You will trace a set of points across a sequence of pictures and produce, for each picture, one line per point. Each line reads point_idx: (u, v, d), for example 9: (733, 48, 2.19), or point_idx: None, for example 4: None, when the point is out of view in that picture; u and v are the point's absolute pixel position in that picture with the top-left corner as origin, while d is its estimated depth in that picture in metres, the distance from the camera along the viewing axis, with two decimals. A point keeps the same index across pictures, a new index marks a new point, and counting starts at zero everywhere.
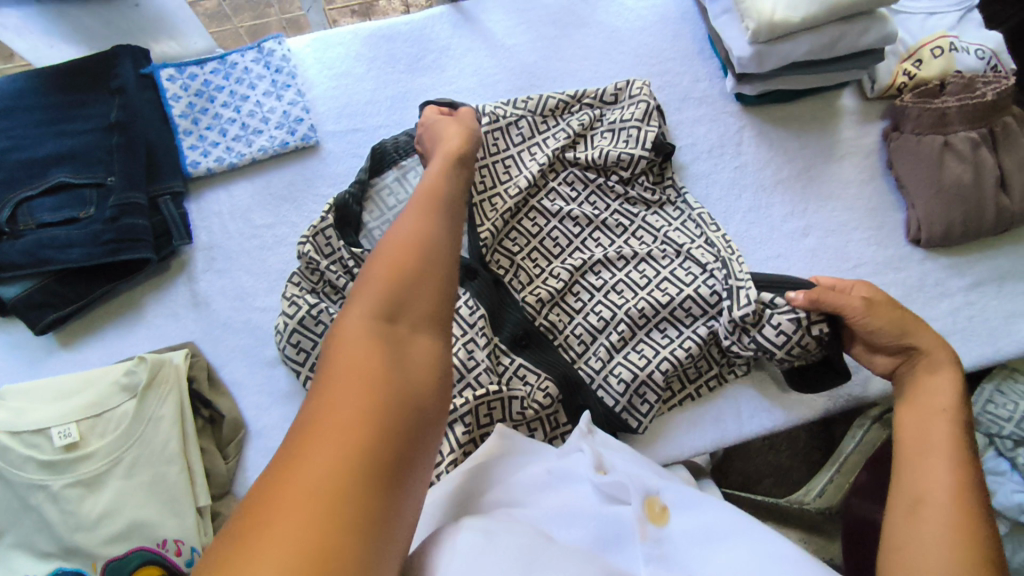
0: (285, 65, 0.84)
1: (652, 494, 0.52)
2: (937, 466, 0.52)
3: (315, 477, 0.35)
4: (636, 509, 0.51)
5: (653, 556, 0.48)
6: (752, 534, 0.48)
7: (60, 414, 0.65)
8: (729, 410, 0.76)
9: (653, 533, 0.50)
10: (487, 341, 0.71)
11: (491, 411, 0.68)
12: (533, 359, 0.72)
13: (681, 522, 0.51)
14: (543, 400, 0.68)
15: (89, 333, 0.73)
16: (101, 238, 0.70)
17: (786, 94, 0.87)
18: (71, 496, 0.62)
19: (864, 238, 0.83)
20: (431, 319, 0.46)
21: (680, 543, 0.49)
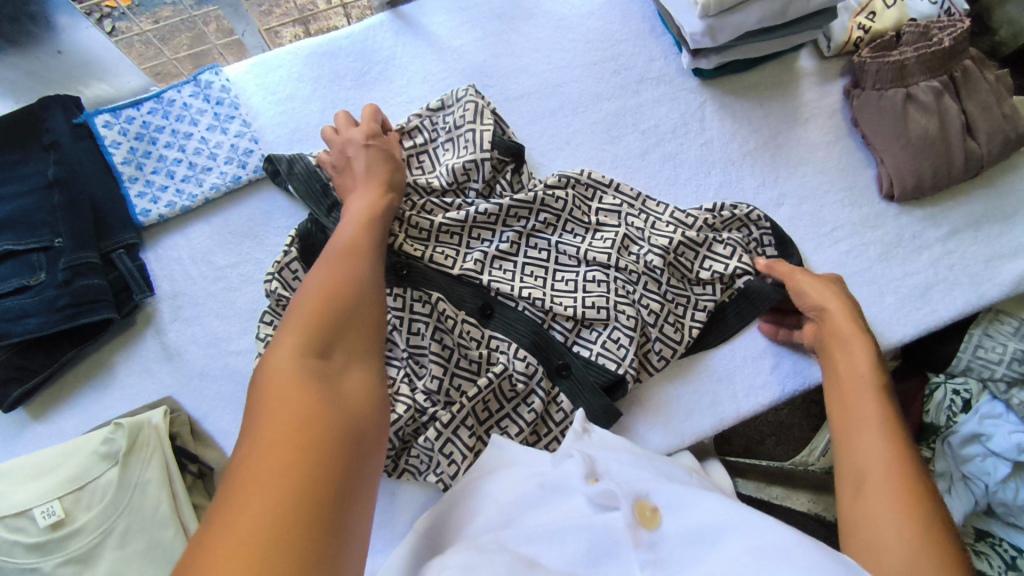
0: (226, 97, 0.80)
1: (640, 498, 0.49)
2: (872, 435, 0.53)
3: (257, 507, 0.35)
4: (625, 515, 0.48)
5: (650, 563, 0.45)
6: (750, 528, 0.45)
7: (40, 493, 0.62)
8: (724, 389, 0.76)
9: (646, 537, 0.47)
10: (452, 321, 0.72)
11: (487, 404, 0.70)
12: (501, 327, 0.73)
13: (674, 522, 0.48)
14: (524, 368, 0.70)
15: (62, 402, 0.71)
16: (56, 304, 0.67)
17: (744, 64, 0.85)
18: (65, 574, 0.61)
19: (838, 200, 0.82)
20: (363, 351, 0.49)
21: (674, 545, 0.46)
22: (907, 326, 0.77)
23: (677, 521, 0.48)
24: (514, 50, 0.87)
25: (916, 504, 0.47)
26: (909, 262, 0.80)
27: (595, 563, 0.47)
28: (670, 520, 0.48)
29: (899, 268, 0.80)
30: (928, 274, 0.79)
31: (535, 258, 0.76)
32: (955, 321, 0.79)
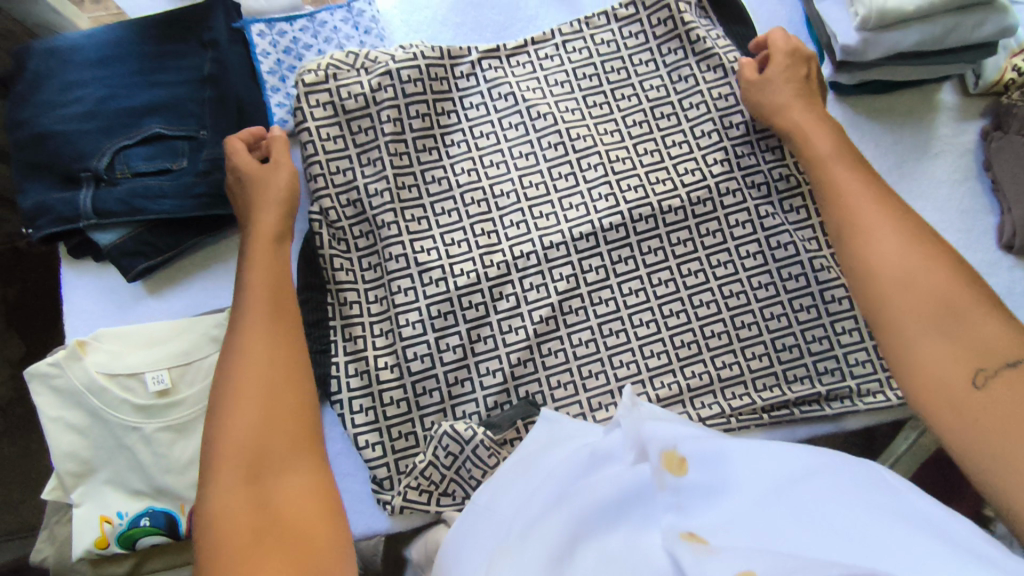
0: (374, 27, 0.83)
1: (668, 449, 0.51)
2: (884, 227, 0.61)
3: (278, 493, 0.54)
4: (652, 464, 0.51)
5: (676, 505, 0.49)
6: (779, 474, 0.51)
7: (153, 360, 0.67)
8: (788, 411, 0.76)
9: (671, 482, 0.50)
10: (522, 338, 0.76)
11: (591, 372, 0.76)
12: (568, 329, 0.77)
13: (699, 475, 0.50)
14: (628, 301, 0.78)
15: (177, 282, 0.75)
16: (193, 191, 0.71)
17: (883, 85, 0.83)
18: (163, 439, 0.65)
19: (953, 241, 0.80)
20: (295, 449, 0.57)
21: (695, 495, 0.50)
22: None
23: (708, 473, 0.51)
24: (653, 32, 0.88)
25: (932, 252, 0.58)
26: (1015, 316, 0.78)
27: (622, 511, 0.50)
28: (698, 470, 0.51)
29: None
30: None
31: (487, 246, 0.78)
32: None
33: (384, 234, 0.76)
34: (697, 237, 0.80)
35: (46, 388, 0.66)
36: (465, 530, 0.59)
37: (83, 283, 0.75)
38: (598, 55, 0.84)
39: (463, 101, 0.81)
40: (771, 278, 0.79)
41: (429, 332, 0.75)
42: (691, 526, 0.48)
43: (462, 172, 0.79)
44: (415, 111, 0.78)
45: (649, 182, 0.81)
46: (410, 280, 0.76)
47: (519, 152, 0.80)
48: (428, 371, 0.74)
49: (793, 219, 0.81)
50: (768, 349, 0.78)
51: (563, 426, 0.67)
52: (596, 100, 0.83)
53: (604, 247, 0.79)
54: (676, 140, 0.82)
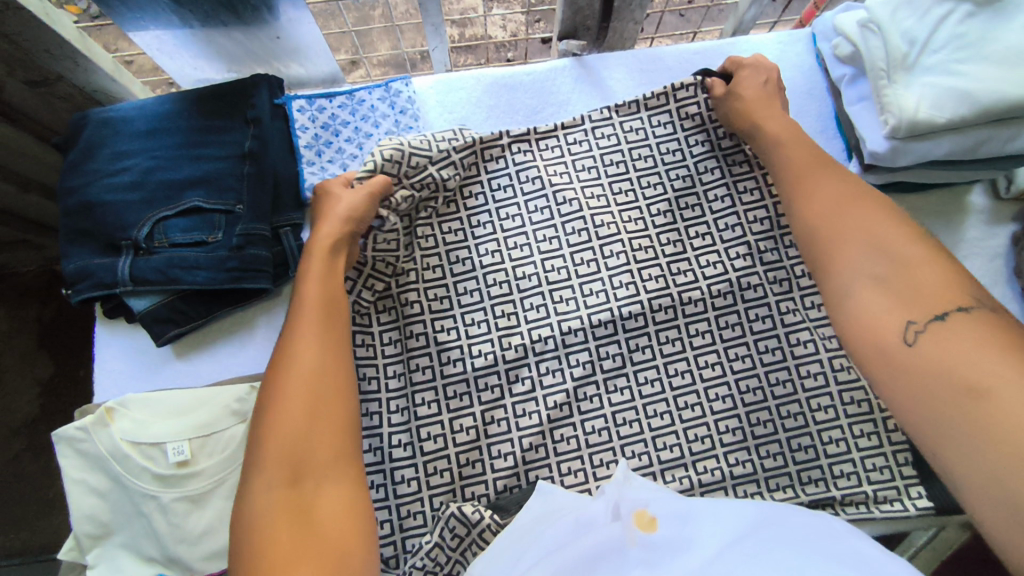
0: (409, 107, 0.87)
1: (640, 509, 0.59)
2: (859, 210, 0.65)
3: (329, 504, 0.55)
4: (625, 522, 0.58)
5: (645, 559, 0.55)
6: (732, 524, 0.57)
7: (177, 430, 0.69)
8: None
9: (641, 539, 0.57)
10: (535, 422, 0.77)
11: (603, 462, 0.76)
12: (582, 416, 0.77)
13: (667, 530, 0.57)
14: (644, 390, 0.78)
15: (204, 348, 0.78)
16: (226, 264, 0.74)
17: (911, 185, 0.83)
18: (179, 510, 0.67)
19: None
20: (337, 461, 0.58)
21: (662, 548, 0.55)
22: None
23: (674, 530, 0.57)
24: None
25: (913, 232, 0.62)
26: None
27: (596, 562, 0.55)
28: (666, 526, 0.58)
29: None
30: None
31: (506, 327, 0.79)
32: None
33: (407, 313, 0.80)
34: (715, 329, 0.80)
35: (73, 450, 0.69)
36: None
37: (115, 342, 0.78)
38: (627, 141, 0.85)
39: (490, 182, 0.85)
40: (789, 375, 0.78)
41: (443, 411, 0.76)
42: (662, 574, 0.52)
43: (487, 254, 0.82)
44: (442, 198, 0.83)
45: (667, 273, 0.81)
46: (428, 358, 0.78)
47: (543, 236, 0.83)
48: (440, 452, 0.75)
49: (814, 317, 0.80)
50: (783, 449, 0.77)
51: (559, 498, 0.67)
52: (622, 186, 0.85)
53: (622, 335, 0.80)
54: (699, 232, 0.83)
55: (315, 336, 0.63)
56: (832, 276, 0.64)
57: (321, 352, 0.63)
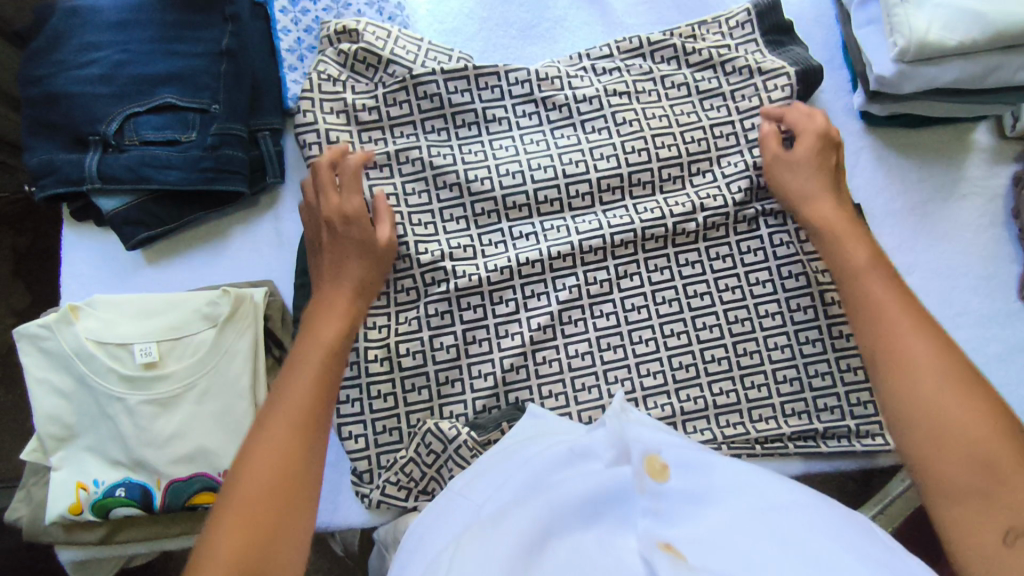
0: (398, 14, 0.83)
1: (651, 453, 0.50)
2: (861, 243, 0.63)
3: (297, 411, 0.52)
4: (633, 466, 0.48)
5: (654, 510, 0.47)
6: (773, 492, 0.48)
7: (144, 331, 0.66)
8: (781, 445, 0.75)
9: (651, 488, 0.47)
10: (518, 343, 0.75)
11: (586, 385, 0.75)
12: (567, 341, 0.76)
13: (681, 481, 0.48)
14: (631, 315, 0.76)
15: (175, 254, 0.75)
16: (199, 164, 0.70)
17: (917, 119, 0.80)
18: (145, 413, 0.65)
19: (972, 286, 0.78)
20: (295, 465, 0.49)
21: (674, 501, 0.47)
22: None
23: (688, 480, 0.48)
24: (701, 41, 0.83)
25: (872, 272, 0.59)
26: None
27: (596, 515, 0.47)
28: (679, 477, 0.48)
29: (1016, 372, 0.76)
30: None
31: (493, 254, 0.78)
32: None
33: (389, 234, 0.76)
34: (706, 260, 0.78)
35: (35, 349, 0.66)
36: (433, 518, 0.56)
37: (83, 246, 0.75)
38: (630, 75, 0.83)
39: (478, 80, 0.81)
40: (779, 307, 0.77)
41: (424, 329, 0.74)
42: (668, 537, 0.45)
43: (475, 179, 0.79)
44: (430, 126, 0.80)
45: (660, 207, 0.79)
46: (411, 280, 0.75)
47: (537, 163, 0.80)
48: (418, 368, 0.73)
49: (810, 250, 0.78)
50: (768, 380, 0.76)
51: (549, 421, 0.66)
52: (625, 117, 0.81)
53: (611, 265, 0.78)
54: (701, 168, 0.81)
55: (336, 324, 0.61)
56: (857, 281, 0.59)
57: (345, 334, 0.61)
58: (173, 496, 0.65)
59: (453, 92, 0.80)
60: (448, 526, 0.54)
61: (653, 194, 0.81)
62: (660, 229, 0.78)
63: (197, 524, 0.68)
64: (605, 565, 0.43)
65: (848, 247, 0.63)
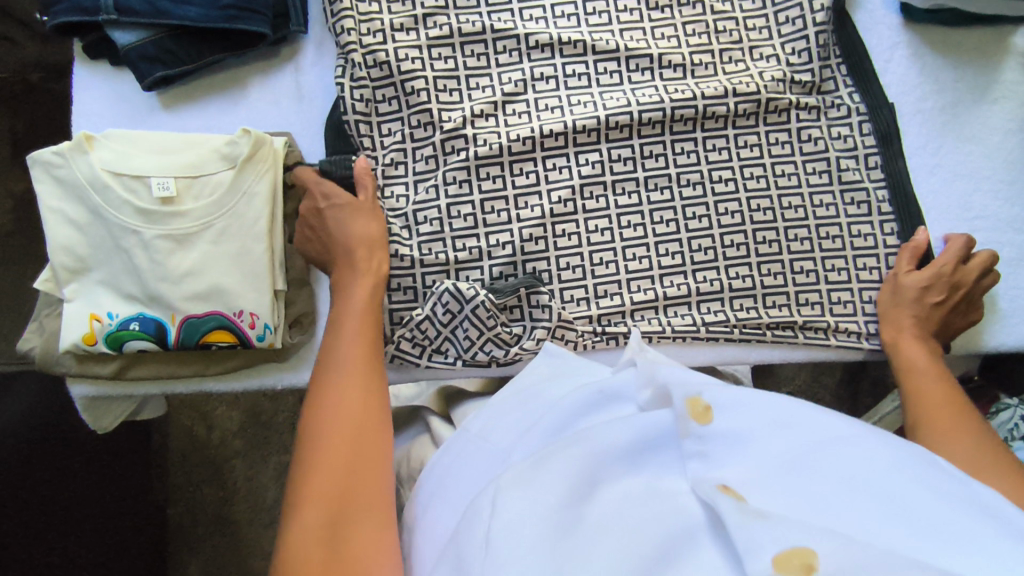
0: None
1: (692, 395, 0.45)
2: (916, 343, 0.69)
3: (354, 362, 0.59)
4: (674, 409, 0.45)
5: (700, 453, 0.43)
6: (823, 428, 0.42)
7: (160, 167, 0.65)
8: (792, 333, 0.75)
9: (694, 431, 0.43)
10: (536, 215, 0.73)
11: (603, 261, 0.74)
12: (588, 221, 0.74)
13: (728, 422, 0.43)
14: (654, 197, 0.75)
15: (193, 100, 0.73)
16: (221, 1, 0.68)
17: (959, 15, 0.78)
18: (161, 247, 0.64)
19: (996, 190, 0.78)
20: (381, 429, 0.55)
21: (721, 445, 0.43)
22: (1008, 335, 0.76)
23: (733, 420, 0.43)
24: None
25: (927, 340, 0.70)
26: None
27: (642, 456, 0.44)
28: (724, 418, 0.43)
29: None
30: None
31: (516, 123, 0.73)
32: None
33: (409, 101, 0.73)
34: (733, 147, 0.76)
35: (48, 177, 0.65)
36: (454, 456, 0.57)
37: (96, 84, 0.72)
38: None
39: None
40: (802, 201, 0.76)
41: (440, 198, 0.72)
42: (721, 478, 0.41)
43: (504, 51, 0.75)
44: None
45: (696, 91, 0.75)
46: (431, 148, 0.73)
47: (567, 37, 0.75)
48: (432, 233, 0.72)
49: (838, 147, 0.77)
50: (784, 269, 0.76)
51: (565, 360, 0.65)
52: (659, 1, 0.78)
53: (637, 147, 0.75)
54: (732, 57, 0.78)
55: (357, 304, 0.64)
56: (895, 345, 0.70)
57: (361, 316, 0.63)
58: (189, 333, 0.66)
59: None
60: (478, 471, 0.55)
61: (687, 75, 0.77)
62: (690, 114, 0.75)
63: (210, 366, 0.68)
64: (655, 508, 0.41)
65: (907, 354, 0.69)
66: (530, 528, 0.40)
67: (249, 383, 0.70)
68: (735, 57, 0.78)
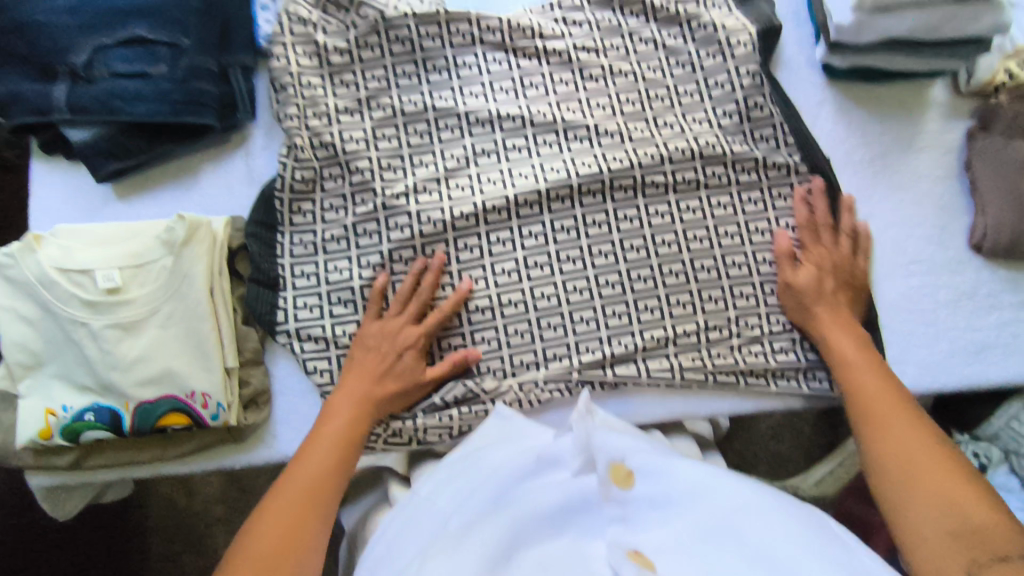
0: None
1: (615, 462, 0.55)
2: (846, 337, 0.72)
3: (313, 469, 0.63)
4: (599, 477, 0.54)
5: (619, 516, 0.53)
6: (722, 499, 0.51)
7: (105, 259, 0.67)
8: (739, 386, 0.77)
9: (614, 495, 0.54)
10: (484, 285, 0.76)
11: (552, 325, 0.76)
12: (535, 288, 0.77)
13: (644, 489, 0.53)
14: (598, 260, 0.78)
15: (147, 189, 0.76)
16: (170, 97, 0.71)
17: (877, 72, 0.83)
18: (110, 337, 0.66)
19: (925, 236, 0.81)
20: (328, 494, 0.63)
21: (638, 507, 0.53)
22: (949, 376, 0.78)
23: (649, 487, 0.53)
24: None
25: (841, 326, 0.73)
26: (976, 315, 0.80)
27: (565, 519, 0.53)
28: (642, 483, 0.54)
29: (965, 317, 0.80)
30: (991, 334, 0.79)
31: (459, 198, 0.76)
32: (998, 386, 0.80)
33: (353, 180, 0.76)
34: (673, 211, 0.79)
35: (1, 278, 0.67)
36: (399, 527, 0.58)
37: (52, 179, 0.75)
38: (600, 30, 0.83)
39: (450, 25, 0.80)
40: (743, 258, 0.79)
41: (389, 274, 0.74)
42: (635, 543, 0.50)
43: (446, 128, 0.78)
44: (402, 71, 0.79)
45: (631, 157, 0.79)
46: (376, 224, 0.75)
47: (507, 113, 0.79)
48: (381, 311, 0.74)
49: (776, 205, 0.80)
50: (728, 323, 0.78)
51: (515, 421, 0.65)
52: (593, 73, 0.82)
53: (578, 211, 0.78)
54: (666, 122, 0.82)
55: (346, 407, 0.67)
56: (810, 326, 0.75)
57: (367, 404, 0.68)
58: (143, 419, 0.67)
59: (424, 37, 0.79)
60: (417, 539, 0.56)
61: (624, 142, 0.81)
62: (627, 182, 0.79)
63: (168, 449, 0.70)
64: (571, 565, 0.50)
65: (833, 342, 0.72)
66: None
67: (208, 464, 0.71)
68: (669, 122, 0.82)
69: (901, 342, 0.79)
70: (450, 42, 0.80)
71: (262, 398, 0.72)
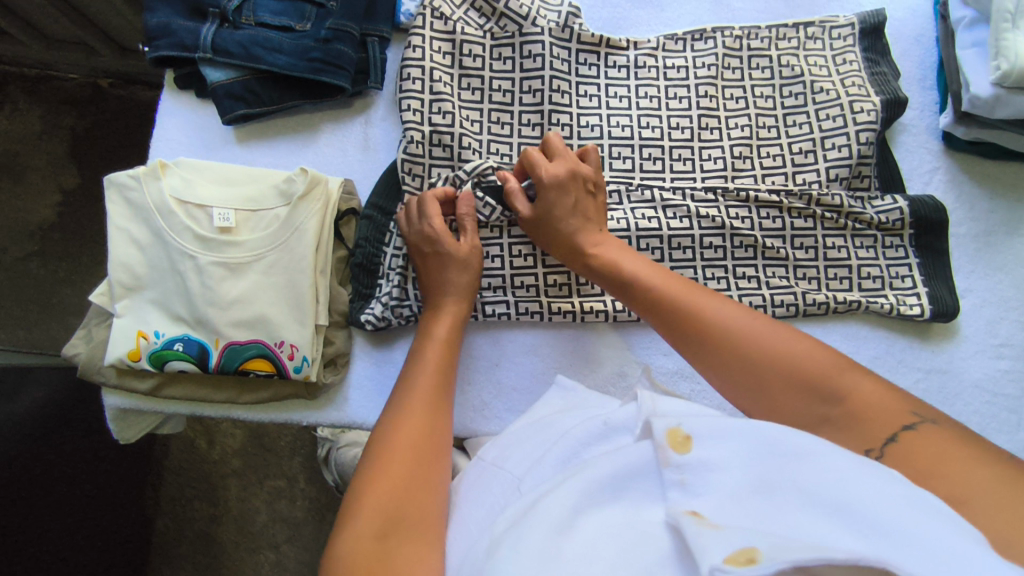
0: None
1: (672, 424, 0.44)
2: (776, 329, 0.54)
3: (411, 425, 0.55)
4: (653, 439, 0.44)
5: (679, 484, 0.42)
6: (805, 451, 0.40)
7: (224, 198, 0.69)
8: None
9: (672, 460, 0.42)
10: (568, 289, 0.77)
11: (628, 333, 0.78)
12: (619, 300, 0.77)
13: (707, 454, 0.42)
14: None
15: (264, 138, 0.77)
16: (309, 54, 0.73)
17: (998, 150, 0.82)
18: (214, 274, 0.67)
19: (1020, 321, 0.80)
20: (428, 521, 0.50)
21: (704, 474, 0.41)
22: None
23: (713, 453, 0.42)
24: (800, 52, 0.85)
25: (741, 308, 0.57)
26: None
27: (622, 487, 0.45)
28: (704, 448, 0.42)
29: None
30: None
31: None
32: None
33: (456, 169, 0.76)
34: (761, 245, 0.79)
35: (120, 198, 0.69)
36: (467, 488, 0.58)
37: (179, 114, 0.77)
38: (723, 78, 0.84)
39: (578, 53, 0.82)
40: (825, 298, 0.78)
41: (506, 268, 0.77)
42: (694, 507, 0.40)
43: (557, 124, 0.80)
44: (527, 86, 0.80)
45: (736, 194, 0.79)
46: None
47: (616, 122, 0.81)
48: (498, 300, 0.76)
49: (861, 255, 0.80)
50: None
51: (578, 393, 0.68)
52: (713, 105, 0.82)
53: (666, 232, 0.78)
54: (776, 163, 0.82)
55: (396, 479, 0.51)
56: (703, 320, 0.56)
57: (433, 429, 0.56)
58: (229, 359, 0.68)
59: (557, 56, 0.80)
60: (489, 493, 0.55)
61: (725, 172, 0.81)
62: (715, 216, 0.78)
63: (242, 392, 0.70)
64: (626, 535, 0.42)
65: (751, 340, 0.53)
66: (523, 553, 0.41)
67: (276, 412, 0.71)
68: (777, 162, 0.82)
69: (982, 423, 0.77)
70: (578, 55, 0.82)
71: (341, 359, 0.72)
